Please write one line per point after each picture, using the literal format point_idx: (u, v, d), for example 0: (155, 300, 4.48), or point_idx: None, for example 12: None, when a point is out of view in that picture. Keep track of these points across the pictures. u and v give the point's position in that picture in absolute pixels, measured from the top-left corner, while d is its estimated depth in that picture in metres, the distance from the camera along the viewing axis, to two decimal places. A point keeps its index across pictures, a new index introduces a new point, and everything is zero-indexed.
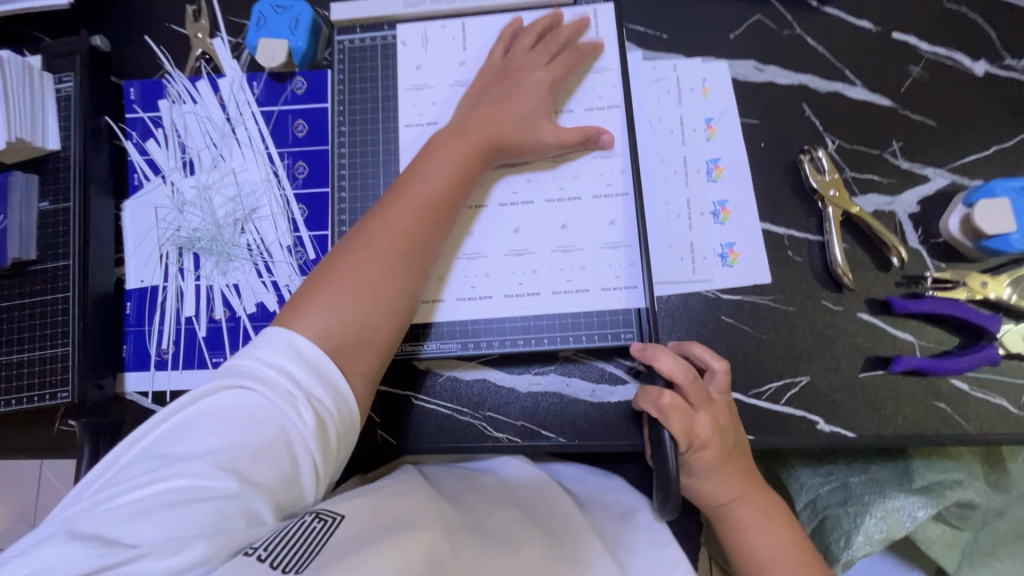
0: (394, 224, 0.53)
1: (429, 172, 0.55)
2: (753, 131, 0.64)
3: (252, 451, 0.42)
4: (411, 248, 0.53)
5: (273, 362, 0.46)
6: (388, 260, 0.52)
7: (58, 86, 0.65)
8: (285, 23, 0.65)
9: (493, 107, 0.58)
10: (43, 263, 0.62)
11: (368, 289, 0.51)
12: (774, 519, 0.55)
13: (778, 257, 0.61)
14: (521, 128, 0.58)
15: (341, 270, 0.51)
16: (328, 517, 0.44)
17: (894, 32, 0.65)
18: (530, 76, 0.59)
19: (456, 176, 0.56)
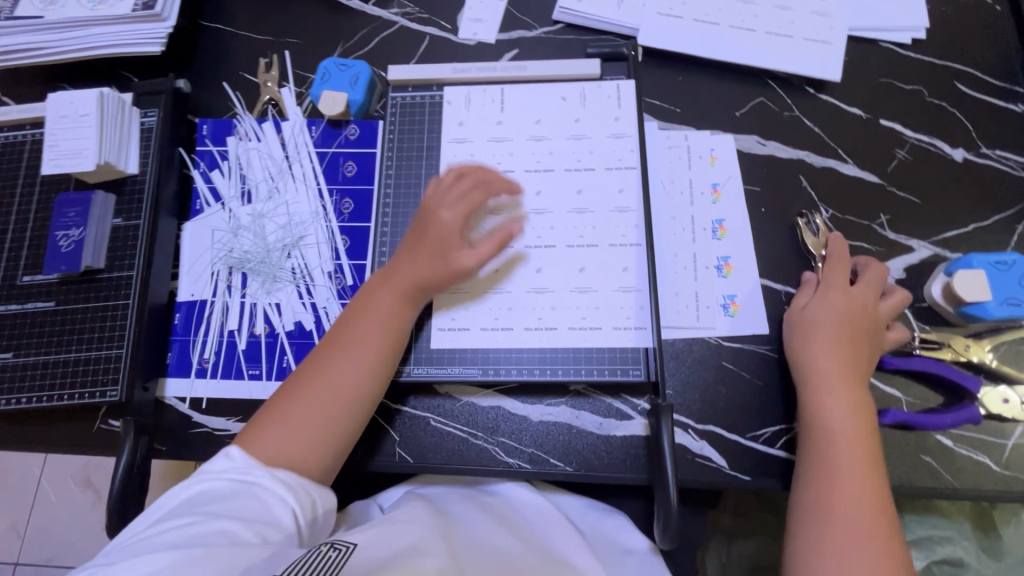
0: (335, 362, 0.57)
1: (369, 304, 0.60)
2: (755, 197, 0.71)
3: (227, 498, 0.48)
4: (357, 376, 0.57)
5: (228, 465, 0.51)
6: (334, 396, 0.56)
7: (143, 120, 0.74)
8: (346, 79, 0.75)
9: (422, 245, 0.62)
10: (109, 272, 0.69)
11: (316, 423, 0.55)
12: (869, 455, 0.53)
13: (775, 311, 0.67)
14: (457, 264, 0.62)
15: (286, 406, 0.55)
16: (342, 544, 0.46)
17: (881, 119, 0.73)
18: (441, 209, 0.62)
19: (394, 309, 0.60)
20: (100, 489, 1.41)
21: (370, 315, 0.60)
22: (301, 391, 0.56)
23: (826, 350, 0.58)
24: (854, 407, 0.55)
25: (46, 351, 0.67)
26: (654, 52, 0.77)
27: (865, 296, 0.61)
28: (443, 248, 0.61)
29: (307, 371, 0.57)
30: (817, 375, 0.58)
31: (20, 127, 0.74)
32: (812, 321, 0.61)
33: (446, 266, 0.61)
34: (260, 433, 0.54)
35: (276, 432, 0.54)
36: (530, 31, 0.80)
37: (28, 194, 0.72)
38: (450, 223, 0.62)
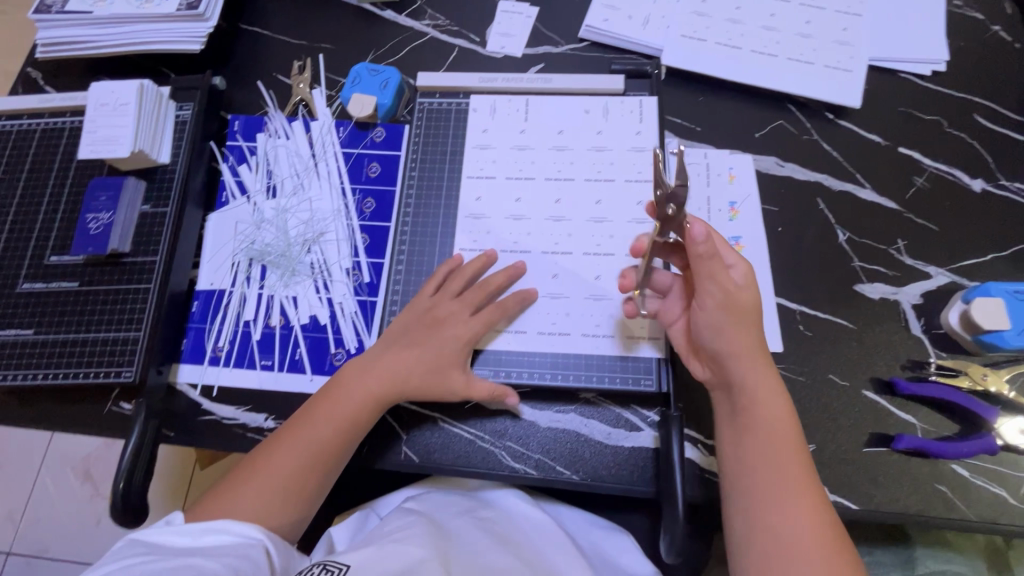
0: (297, 454, 0.58)
1: (342, 404, 0.60)
2: (772, 217, 0.71)
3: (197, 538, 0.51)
4: (318, 466, 0.58)
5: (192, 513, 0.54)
6: (289, 488, 0.57)
7: (178, 113, 0.76)
8: (376, 83, 0.77)
9: (416, 353, 0.62)
10: (134, 257, 0.70)
11: (267, 510, 0.56)
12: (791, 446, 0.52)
13: (790, 330, 0.66)
14: (436, 389, 0.61)
15: (246, 484, 0.57)
16: (335, 566, 0.52)
17: (900, 146, 0.74)
18: (445, 325, 0.63)
19: (364, 419, 0.60)
20: (99, 480, 1.40)
21: (340, 408, 0.60)
22: (257, 480, 0.57)
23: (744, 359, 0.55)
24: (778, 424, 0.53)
25: (66, 330, 0.68)
26: (676, 72, 0.79)
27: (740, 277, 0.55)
28: (435, 364, 0.61)
29: (269, 449, 0.58)
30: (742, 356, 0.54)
31: (61, 114, 0.77)
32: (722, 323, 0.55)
33: (425, 387, 0.61)
34: (214, 505, 0.56)
35: (231, 508, 0.55)
36: (557, 47, 0.82)
37: (63, 177, 0.74)
38: (448, 338, 0.62)
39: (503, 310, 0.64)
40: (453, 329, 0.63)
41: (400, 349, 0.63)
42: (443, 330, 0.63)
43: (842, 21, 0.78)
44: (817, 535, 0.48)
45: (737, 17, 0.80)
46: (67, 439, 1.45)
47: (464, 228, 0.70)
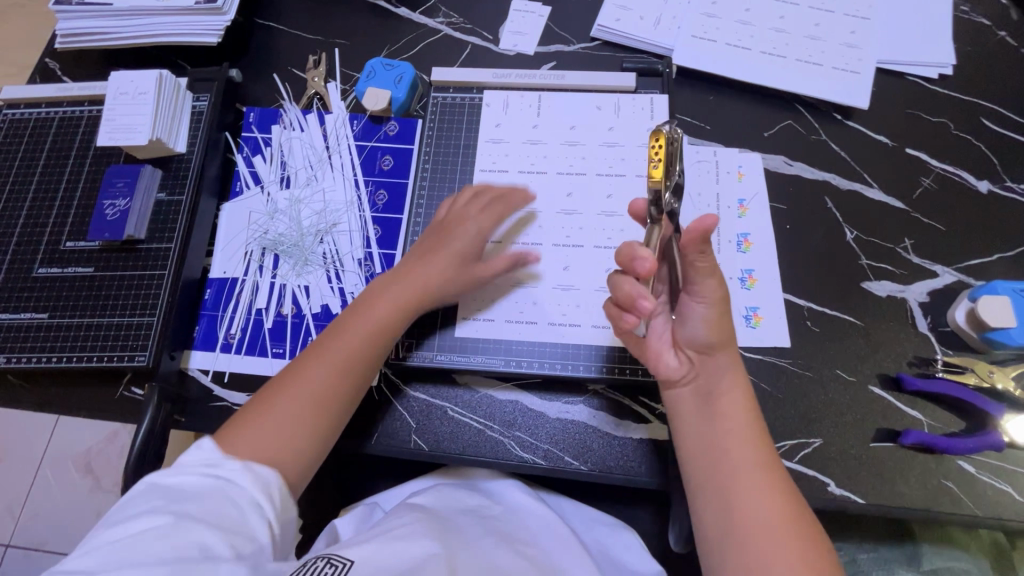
0: (328, 362, 0.57)
1: (376, 306, 0.60)
2: (780, 214, 0.72)
3: (204, 498, 0.45)
4: (361, 365, 0.58)
5: (197, 462, 0.48)
6: (324, 395, 0.56)
7: (195, 103, 0.77)
8: (390, 78, 0.78)
9: (437, 257, 0.62)
10: (149, 244, 0.71)
11: (313, 409, 0.55)
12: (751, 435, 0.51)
13: (797, 326, 0.67)
14: (470, 276, 0.64)
15: (273, 404, 0.54)
16: (339, 561, 0.46)
17: (907, 147, 0.75)
18: (466, 222, 0.64)
19: (401, 317, 0.61)
20: (99, 471, 1.41)
21: (370, 319, 0.60)
22: (298, 382, 0.55)
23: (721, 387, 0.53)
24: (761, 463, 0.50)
25: (80, 315, 0.69)
26: (687, 71, 0.80)
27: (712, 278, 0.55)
28: (459, 263, 0.63)
29: (295, 370, 0.57)
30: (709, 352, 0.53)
31: (79, 103, 0.78)
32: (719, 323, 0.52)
33: (461, 277, 0.63)
34: (249, 419, 0.53)
35: (274, 417, 0.53)
36: (568, 46, 0.83)
37: (80, 165, 0.75)
38: (466, 241, 0.63)
39: (509, 209, 0.67)
40: (468, 231, 0.64)
41: (416, 261, 0.63)
42: (460, 237, 0.63)
43: (850, 24, 0.79)
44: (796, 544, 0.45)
45: (747, 18, 0.81)
46: (73, 424, 1.45)
47: None
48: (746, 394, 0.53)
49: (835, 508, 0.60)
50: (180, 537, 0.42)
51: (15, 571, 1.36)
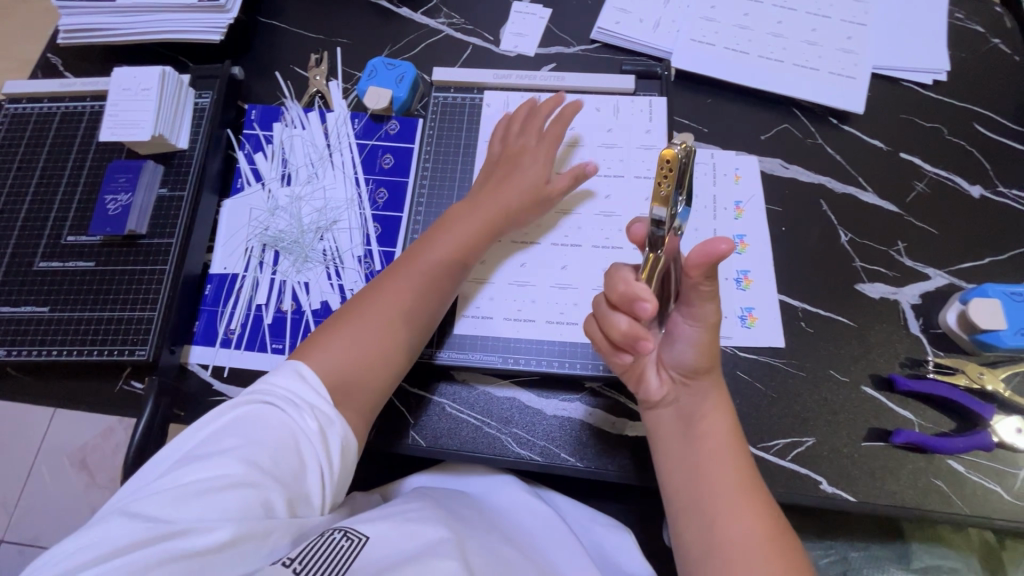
0: (412, 277, 0.60)
1: (450, 229, 0.64)
2: (776, 216, 0.73)
3: (275, 446, 0.46)
4: (440, 282, 0.61)
5: (274, 402, 0.49)
6: (409, 309, 0.59)
7: (197, 100, 0.78)
8: (392, 77, 0.79)
9: (508, 182, 0.66)
10: (150, 239, 0.71)
11: (396, 324, 0.58)
12: (733, 453, 0.52)
13: (792, 326, 0.68)
14: (535, 197, 0.66)
15: (358, 318, 0.57)
16: (355, 536, 0.46)
17: (901, 152, 0.76)
18: (528, 151, 0.68)
19: (475, 237, 0.64)
20: (95, 467, 1.40)
21: (448, 241, 0.63)
22: (380, 300, 0.59)
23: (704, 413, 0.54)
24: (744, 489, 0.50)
25: (81, 308, 0.69)
26: (685, 74, 0.81)
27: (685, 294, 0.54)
28: (529, 183, 0.66)
29: (379, 287, 0.60)
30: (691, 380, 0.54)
31: (81, 99, 0.79)
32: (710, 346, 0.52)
33: (527, 199, 0.66)
34: (336, 332, 0.56)
35: (360, 331, 0.56)
36: (568, 48, 0.84)
37: (81, 160, 0.76)
38: (534, 168, 0.67)
39: (564, 133, 0.71)
40: (535, 157, 0.68)
41: (489, 185, 0.67)
42: (528, 166, 0.67)
43: (846, 30, 0.80)
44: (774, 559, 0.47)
45: (745, 23, 0.82)
46: (70, 418, 1.45)
47: None
48: (728, 420, 0.54)
49: (826, 506, 0.61)
50: (244, 492, 0.43)
51: (9, 566, 1.35)
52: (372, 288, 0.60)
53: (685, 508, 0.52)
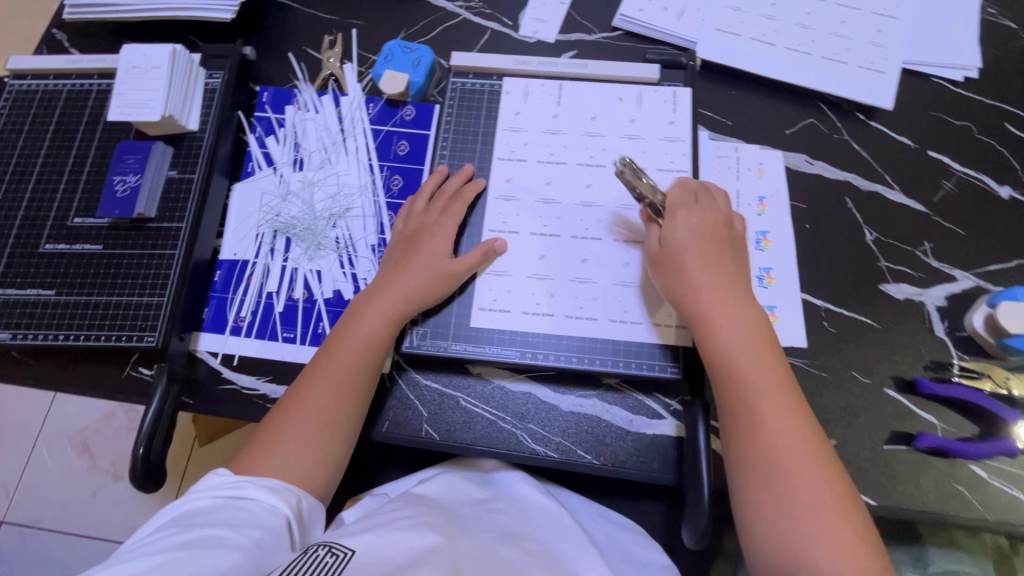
0: (331, 379, 0.59)
1: (356, 328, 0.62)
2: (800, 213, 0.72)
3: (226, 513, 0.49)
4: (353, 384, 0.60)
5: (212, 486, 0.52)
6: (334, 418, 0.58)
7: (208, 80, 0.76)
8: (409, 61, 0.77)
9: (411, 265, 0.64)
10: (159, 222, 0.69)
11: (318, 435, 0.57)
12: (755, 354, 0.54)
13: (814, 326, 0.67)
14: (443, 278, 0.64)
15: (278, 436, 0.57)
16: (341, 550, 0.47)
17: (929, 150, 0.74)
18: (429, 235, 0.66)
19: (381, 331, 0.62)
20: (96, 451, 1.39)
21: (361, 334, 0.62)
22: (297, 416, 0.58)
23: (733, 336, 0.55)
24: (781, 406, 0.51)
25: (88, 292, 0.67)
26: (710, 65, 0.79)
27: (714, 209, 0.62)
28: (435, 266, 0.64)
29: (295, 395, 0.59)
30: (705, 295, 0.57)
31: (88, 76, 0.76)
32: (674, 254, 0.59)
33: (434, 282, 0.63)
34: (259, 455, 0.56)
35: (279, 450, 0.56)
36: (589, 35, 0.82)
37: (88, 139, 0.73)
38: (438, 249, 0.65)
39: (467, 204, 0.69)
40: (437, 240, 0.66)
41: (394, 270, 0.65)
42: (430, 246, 0.65)
43: (877, 22, 0.78)
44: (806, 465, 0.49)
45: (772, 13, 0.80)
46: (71, 401, 1.44)
47: (494, 209, 0.69)
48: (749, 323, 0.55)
49: None
50: (197, 538, 0.46)
51: (9, 547, 1.35)
52: (285, 405, 0.59)
53: (733, 438, 0.52)
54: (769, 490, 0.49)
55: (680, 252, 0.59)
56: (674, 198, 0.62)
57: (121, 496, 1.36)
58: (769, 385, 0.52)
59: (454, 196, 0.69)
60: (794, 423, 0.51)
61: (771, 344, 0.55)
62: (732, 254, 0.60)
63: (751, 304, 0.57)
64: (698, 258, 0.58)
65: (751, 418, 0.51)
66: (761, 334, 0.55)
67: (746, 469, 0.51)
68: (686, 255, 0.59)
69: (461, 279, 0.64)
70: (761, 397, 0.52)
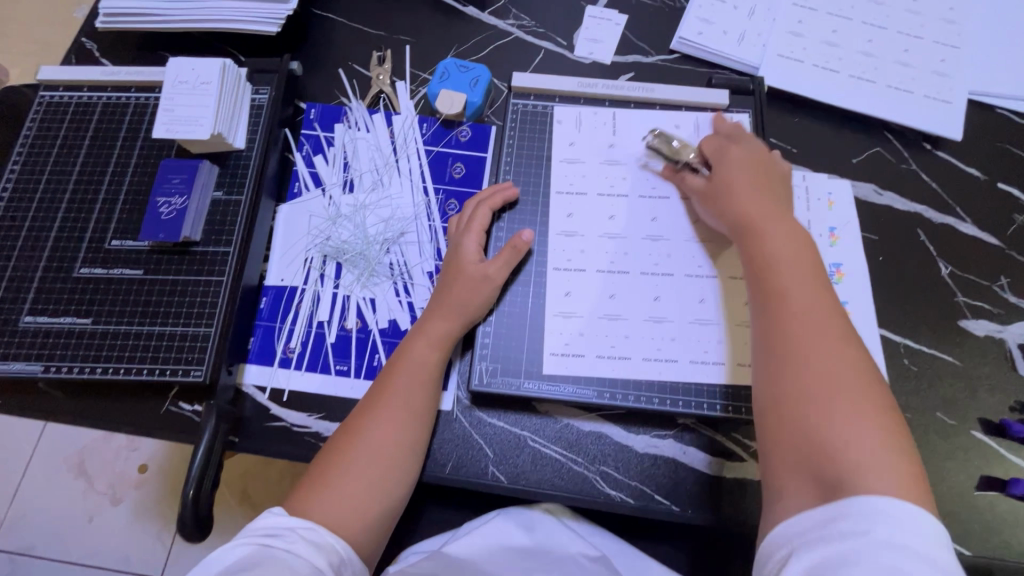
0: (390, 406, 0.56)
1: (407, 352, 0.59)
2: (872, 245, 0.69)
3: (264, 563, 0.44)
4: (410, 411, 0.56)
5: (251, 537, 0.47)
6: (393, 446, 0.55)
7: (255, 97, 0.72)
8: (466, 80, 0.74)
9: (452, 279, 0.62)
10: (205, 247, 0.65)
11: (381, 467, 0.54)
12: (797, 251, 0.52)
13: (894, 364, 0.64)
14: (481, 286, 0.61)
15: (337, 468, 0.53)
16: None
17: (999, 183, 0.73)
18: (461, 246, 0.63)
19: (433, 354, 0.59)
20: (94, 474, 1.31)
21: (413, 363, 0.58)
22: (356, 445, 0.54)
23: (778, 247, 0.53)
24: (825, 311, 0.48)
25: (127, 321, 0.63)
26: (772, 91, 0.77)
27: (757, 152, 0.63)
28: (469, 269, 0.61)
29: (348, 429, 0.56)
30: (741, 212, 0.57)
31: (126, 89, 0.72)
32: (721, 179, 0.61)
33: (474, 291, 0.61)
34: (320, 489, 0.52)
35: (340, 482, 0.52)
36: (647, 57, 0.80)
37: (127, 156, 0.69)
38: (470, 253, 0.63)
39: (494, 204, 0.66)
40: (468, 243, 0.63)
41: (438, 288, 0.62)
42: (460, 250, 0.63)
43: (940, 52, 0.77)
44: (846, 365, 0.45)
45: (835, 40, 0.78)
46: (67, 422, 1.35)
47: (558, 244, 0.66)
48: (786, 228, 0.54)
49: None
50: None
51: None
52: (342, 434, 0.55)
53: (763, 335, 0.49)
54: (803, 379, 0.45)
55: (726, 175, 0.61)
56: (710, 145, 0.65)
57: (122, 521, 1.28)
58: (809, 286, 0.49)
59: (481, 202, 0.66)
60: (836, 332, 0.47)
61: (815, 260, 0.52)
62: (774, 190, 0.59)
63: (794, 231, 0.54)
64: (744, 185, 0.59)
65: (786, 322, 0.48)
66: (807, 251, 0.52)
67: (771, 360, 0.48)
68: (730, 182, 0.60)
69: (498, 280, 0.62)
70: (800, 295, 0.49)
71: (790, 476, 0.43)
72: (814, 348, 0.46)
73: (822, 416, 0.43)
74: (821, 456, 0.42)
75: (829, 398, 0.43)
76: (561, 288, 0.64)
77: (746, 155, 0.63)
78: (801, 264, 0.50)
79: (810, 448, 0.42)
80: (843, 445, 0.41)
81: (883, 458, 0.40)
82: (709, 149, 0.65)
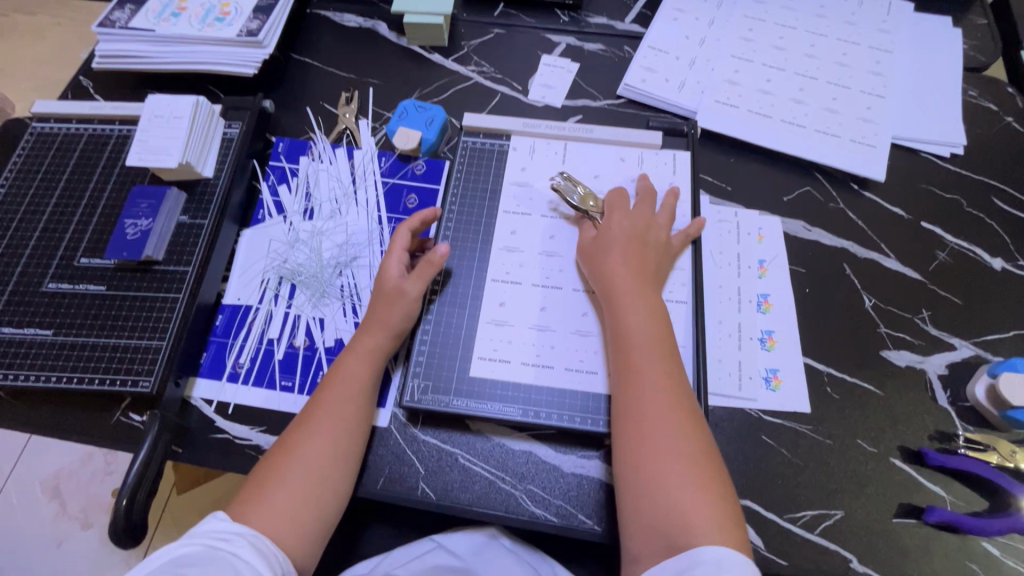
0: (324, 421, 0.58)
1: (341, 374, 0.62)
2: (800, 277, 0.73)
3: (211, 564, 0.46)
4: (344, 424, 0.59)
5: (205, 537, 0.49)
6: (326, 458, 0.57)
7: (226, 130, 0.78)
8: (422, 119, 0.80)
9: (377, 303, 0.65)
10: (165, 266, 0.70)
11: (315, 477, 0.56)
12: (654, 323, 0.59)
13: (818, 391, 0.66)
14: (405, 303, 0.64)
15: (271, 478, 0.55)
16: None
17: (923, 222, 0.77)
18: (381, 269, 0.66)
19: (365, 372, 0.62)
20: (66, 496, 1.31)
21: (347, 378, 0.61)
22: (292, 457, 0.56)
23: (640, 326, 0.59)
24: (670, 387, 0.55)
25: (85, 334, 0.67)
26: (709, 133, 0.83)
27: (644, 213, 0.68)
28: (388, 289, 0.65)
29: (282, 446, 0.58)
30: (610, 285, 0.62)
31: (110, 122, 0.79)
32: (605, 244, 0.66)
33: (401, 309, 0.64)
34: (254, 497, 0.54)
35: (273, 491, 0.54)
36: (594, 101, 0.86)
37: (104, 182, 0.75)
38: (390, 273, 0.65)
39: (418, 224, 0.69)
40: (388, 264, 0.66)
41: (368, 310, 0.66)
42: (382, 272, 0.66)
43: (866, 100, 0.82)
44: (684, 433, 0.53)
45: (767, 88, 0.84)
46: (43, 444, 1.36)
47: (498, 259, 0.70)
48: (647, 303, 0.61)
49: None
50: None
51: None
52: (277, 450, 0.57)
53: (625, 407, 0.56)
54: (655, 449, 0.52)
55: (607, 241, 0.66)
56: (610, 201, 0.69)
57: (89, 545, 1.26)
58: (657, 358, 0.57)
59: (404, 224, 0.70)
60: (676, 405, 0.54)
61: (668, 333, 0.59)
62: (651, 254, 0.65)
63: (651, 299, 0.61)
64: (619, 253, 0.64)
65: (642, 397, 0.55)
66: (660, 322, 0.60)
67: (627, 432, 0.55)
68: (609, 248, 0.65)
69: (417, 296, 0.64)
70: (649, 367, 0.56)
71: (643, 546, 0.49)
72: (662, 419, 0.54)
73: (670, 490, 0.50)
74: (672, 527, 0.48)
75: (674, 471, 0.51)
76: (496, 298, 0.68)
77: (636, 215, 0.68)
78: (652, 342, 0.58)
79: (663, 519, 0.49)
80: (690, 513, 0.48)
81: (717, 518, 0.48)
82: (607, 203, 0.69)
